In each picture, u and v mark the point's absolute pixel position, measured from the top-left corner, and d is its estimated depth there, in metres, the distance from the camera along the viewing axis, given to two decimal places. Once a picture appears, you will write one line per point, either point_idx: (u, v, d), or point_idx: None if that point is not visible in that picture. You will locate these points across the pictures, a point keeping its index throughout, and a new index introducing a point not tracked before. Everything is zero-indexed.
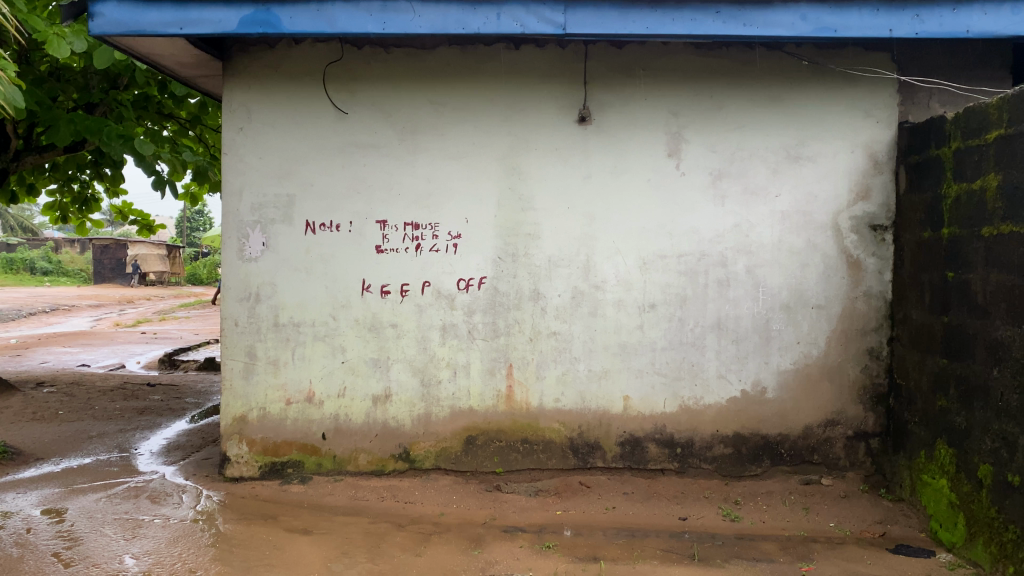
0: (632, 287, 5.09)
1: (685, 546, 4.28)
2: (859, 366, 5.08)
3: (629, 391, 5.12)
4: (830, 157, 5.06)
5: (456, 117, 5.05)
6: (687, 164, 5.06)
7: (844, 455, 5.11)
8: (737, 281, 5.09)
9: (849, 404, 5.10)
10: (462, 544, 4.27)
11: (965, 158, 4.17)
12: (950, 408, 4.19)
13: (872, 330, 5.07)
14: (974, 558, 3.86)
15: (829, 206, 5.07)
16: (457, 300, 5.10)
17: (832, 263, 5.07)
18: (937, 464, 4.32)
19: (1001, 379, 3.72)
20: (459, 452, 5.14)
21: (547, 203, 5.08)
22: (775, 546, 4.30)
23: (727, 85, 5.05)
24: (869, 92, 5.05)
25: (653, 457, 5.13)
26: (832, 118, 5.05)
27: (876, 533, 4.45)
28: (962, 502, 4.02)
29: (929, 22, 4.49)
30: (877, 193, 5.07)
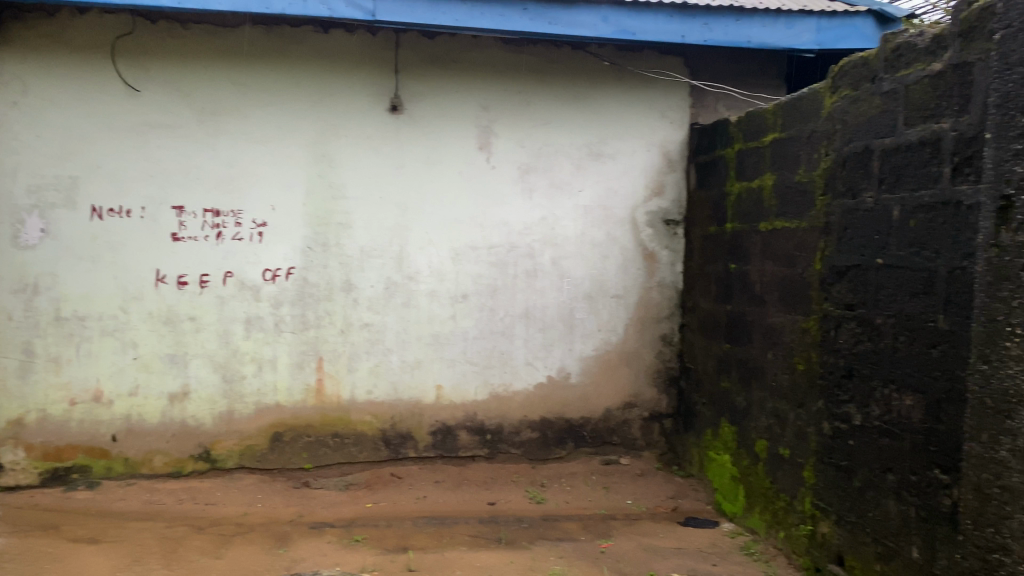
0: (444, 277, 5.12)
1: (493, 530, 4.37)
2: (654, 351, 5.41)
3: (441, 380, 5.15)
4: (629, 154, 5.34)
5: (261, 101, 4.85)
6: (497, 156, 5.15)
7: (641, 436, 5.42)
8: (544, 272, 5.25)
9: (645, 388, 5.42)
10: (267, 544, 4.13)
11: (745, 159, 4.53)
12: (732, 388, 4.55)
13: (664, 318, 5.42)
14: (752, 525, 4.23)
15: (628, 201, 5.35)
16: (262, 292, 4.91)
17: (630, 255, 5.36)
18: (721, 441, 4.68)
19: (773, 361, 4.08)
20: (265, 449, 4.96)
21: (357, 192, 4.99)
22: (577, 525, 4.50)
23: (535, 80, 5.19)
24: (665, 93, 5.36)
25: (465, 445, 5.20)
26: (632, 117, 5.32)
27: (668, 507, 4.76)
28: (742, 475, 4.39)
29: (715, 31, 4.84)
30: (671, 190, 5.41)
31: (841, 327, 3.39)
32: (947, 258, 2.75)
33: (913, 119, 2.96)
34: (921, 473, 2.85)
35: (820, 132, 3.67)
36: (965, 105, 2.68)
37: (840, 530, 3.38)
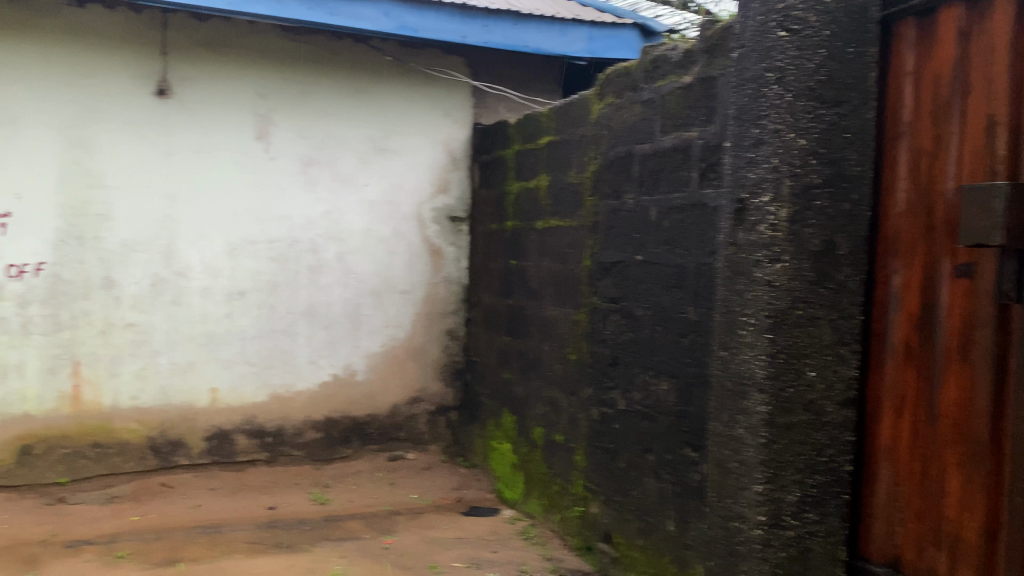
0: (219, 273, 4.87)
1: (272, 535, 4.23)
2: (439, 346, 5.47)
3: (216, 383, 4.90)
4: (413, 150, 5.35)
5: (3, 77, 4.35)
6: (276, 148, 4.98)
7: (426, 430, 5.45)
8: (327, 267, 5.14)
9: (430, 382, 5.45)
10: (11, 568, 3.73)
11: (523, 158, 4.69)
12: (513, 379, 4.69)
13: (450, 313, 5.49)
14: (530, 510, 4.41)
15: (413, 198, 5.36)
16: (6, 290, 4.42)
17: (416, 251, 5.38)
18: (503, 431, 4.82)
19: (549, 353, 4.26)
20: (12, 465, 4.47)
21: (120, 181, 4.62)
22: (361, 523, 4.46)
23: (315, 72, 5.06)
24: (448, 92, 5.43)
25: (243, 449, 4.98)
26: (415, 113, 5.34)
27: (452, 499, 4.83)
28: (522, 463, 4.55)
29: (494, 33, 4.97)
30: (455, 186, 5.48)
31: (607, 319, 3.61)
32: (695, 255, 3.00)
33: (667, 127, 3.20)
34: (675, 452, 3.10)
35: (589, 137, 3.88)
36: (710, 116, 2.95)
37: (608, 508, 3.60)
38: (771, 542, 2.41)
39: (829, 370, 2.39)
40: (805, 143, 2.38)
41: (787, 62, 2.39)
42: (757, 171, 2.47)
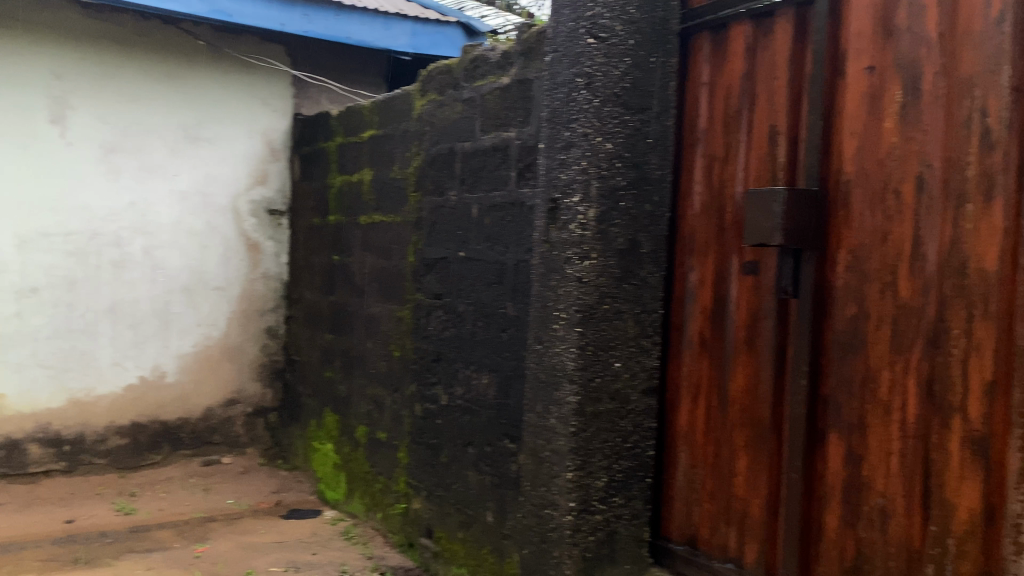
0: (7, 268, 4.45)
1: (69, 551, 3.92)
2: (258, 345, 5.26)
3: (4, 388, 4.48)
4: (228, 140, 5.12)
5: None
6: (74, 133, 4.61)
7: (244, 432, 5.23)
8: (132, 261, 4.82)
9: (248, 382, 5.24)
10: None
11: (345, 152, 4.61)
12: (336, 377, 4.61)
13: (269, 310, 5.30)
14: (352, 510, 4.36)
15: (228, 190, 5.14)
16: None
17: (231, 246, 5.16)
18: (325, 430, 4.73)
19: (373, 350, 4.21)
20: None
21: None
22: (170, 532, 4.22)
23: (119, 53, 4.73)
24: (266, 81, 5.24)
25: (36, 459, 4.58)
26: (231, 102, 5.12)
27: (271, 502, 4.67)
28: (344, 462, 4.48)
29: (314, 23, 4.85)
30: (274, 179, 5.30)
31: (430, 315, 3.62)
32: (513, 252, 3.08)
33: (487, 126, 3.26)
34: (494, 444, 3.16)
35: (412, 132, 3.88)
36: (526, 116, 3.03)
37: (429, 504, 3.62)
38: (580, 527, 2.50)
39: (634, 361, 2.55)
40: (611, 146, 2.50)
41: (595, 68, 2.50)
42: (568, 172, 2.56)
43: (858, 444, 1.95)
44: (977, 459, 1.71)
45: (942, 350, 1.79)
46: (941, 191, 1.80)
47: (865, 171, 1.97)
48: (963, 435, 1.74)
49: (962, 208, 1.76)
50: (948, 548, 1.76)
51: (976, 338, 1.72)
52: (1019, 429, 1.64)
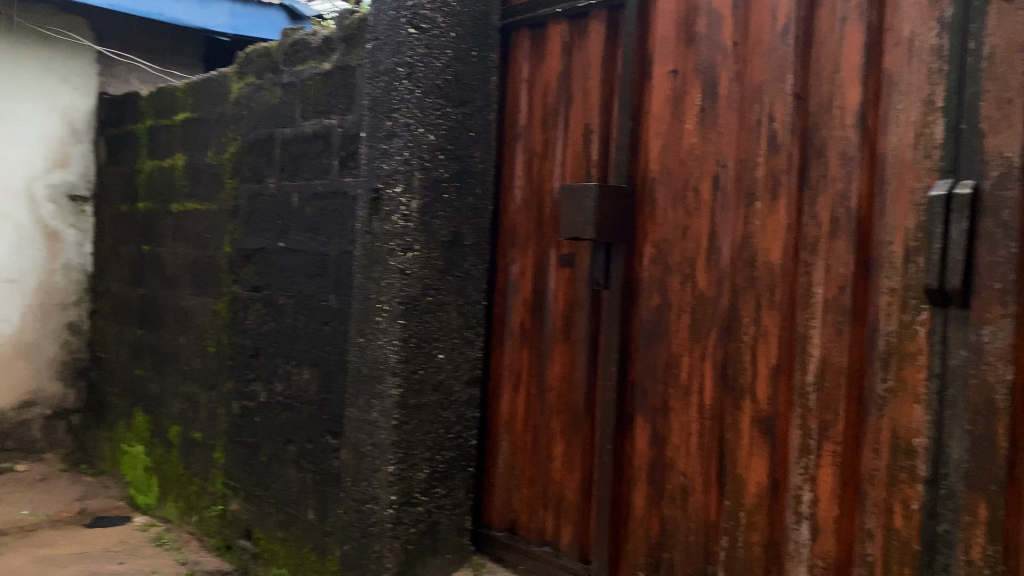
0: None
1: None
2: (58, 342, 4.85)
3: None
4: (20, 118, 4.70)
5: None
6: None
7: (42, 436, 4.81)
8: None
9: (46, 382, 4.82)
10: None
11: (156, 136, 4.34)
12: (146, 375, 4.33)
13: (71, 304, 4.90)
14: (165, 515, 4.12)
15: (21, 172, 4.72)
16: None
17: (25, 233, 4.74)
18: (134, 431, 4.44)
19: (186, 345, 4.00)
20: None
21: None
22: None
23: None
24: (66, 57, 4.83)
25: None
26: (23, 78, 4.69)
27: (73, 511, 4.32)
28: (156, 465, 4.22)
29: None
30: (76, 162, 4.91)
31: (248, 309, 3.48)
32: (335, 243, 3.01)
33: (308, 113, 3.16)
34: (315, 440, 3.09)
35: (228, 116, 3.71)
36: (349, 104, 2.96)
37: (247, 504, 3.48)
38: (402, 519, 2.46)
39: (457, 352, 2.57)
40: (434, 138, 2.48)
41: (416, 59, 2.44)
42: (390, 163, 2.47)
43: (662, 427, 2.07)
44: (764, 437, 1.85)
45: (734, 337, 1.92)
46: (735, 189, 1.93)
47: (669, 170, 2.08)
48: (752, 415, 1.87)
49: (752, 206, 1.89)
50: (740, 521, 1.90)
51: (763, 325, 1.86)
52: (799, 409, 1.79)
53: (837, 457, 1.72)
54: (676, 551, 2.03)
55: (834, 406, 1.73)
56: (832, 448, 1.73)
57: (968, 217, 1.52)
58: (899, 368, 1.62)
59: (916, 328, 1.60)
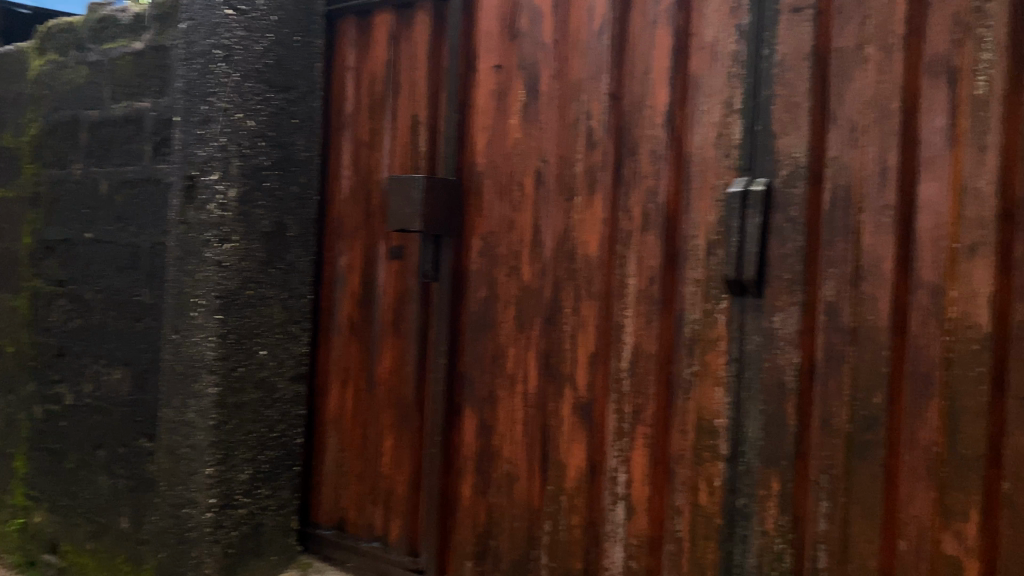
0: None
1: None
2: None
3: None
4: None
5: None
6: None
7: None
8: None
9: None
10: None
11: None
12: None
13: None
14: None
15: None
16: None
17: None
18: None
19: None
20: None
21: None
22: None
23: None
24: None
25: None
26: None
27: None
28: None
29: None
30: None
31: (51, 305, 3.21)
32: (149, 233, 2.83)
33: (118, 95, 2.96)
34: (129, 444, 2.90)
35: (26, 96, 3.39)
36: (163, 87, 2.79)
37: (53, 516, 3.22)
38: (222, 523, 2.37)
39: (281, 348, 2.48)
40: (253, 125, 2.39)
41: (234, 41, 2.35)
42: (206, 148, 2.36)
43: (488, 417, 2.09)
44: (583, 423, 1.92)
45: (556, 328, 1.97)
46: (556, 184, 1.98)
47: (494, 163, 2.10)
48: (572, 402, 1.93)
49: (572, 200, 1.95)
50: (561, 504, 1.95)
51: (582, 315, 1.92)
52: (615, 394, 1.86)
53: (648, 438, 1.80)
54: (502, 539, 2.07)
55: (646, 390, 1.81)
56: (644, 430, 1.81)
57: (761, 212, 1.64)
58: (702, 353, 1.73)
59: (717, 315, 1.71)
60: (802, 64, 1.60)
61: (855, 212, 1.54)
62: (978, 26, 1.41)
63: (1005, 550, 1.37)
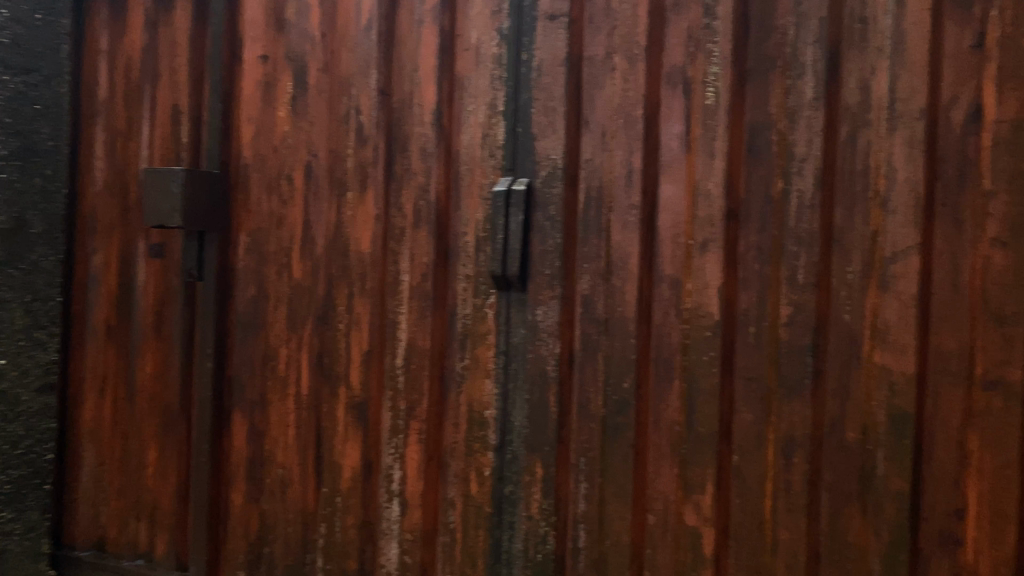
0: None
1: None
2: None
3: None
4: None
5: None
6: None
7: None
8: None
9: None
10: None
11: None
12: None
13: None
14: None
15: None
16: None
17: None
18: None
19: None
20: None
21: None
22: None
23: None
24: None
25: None
26: None
27: None
28: None
29: None
30: None
31: None
32: None
33: None
34: None
35: None
36: None
37: None
38: None
39: (24, 357, 2.25)
40: None
41: None
42: None
43: (260, 421, 2.02)
44: (357, 421, 1.90)
45: (330, 326, 1.94)
46: (327, 179, 1.94)
47: (262, 158, 2.02)
48: (346, 401, 1.91)
49: (343, 196, 1.92)
50: (337, 506, 1.92)
51: (355, 313, 1.90)
52: (390, 391, 1.86)
53: (421, 434, 1.82)
54: (275, 546, 2.00)
55: (419, 386, 1.82)
56: (417, 426, 1.82)
57: (523, 211, 1.70)
58: (472, 348, 1.77)
59: (485, 311, 1.75)
60: (557, 69, 1.68)
61: (606, 211, 1.64)
62: (707, 41, 1.55)
63: (736, 517, 1.52)
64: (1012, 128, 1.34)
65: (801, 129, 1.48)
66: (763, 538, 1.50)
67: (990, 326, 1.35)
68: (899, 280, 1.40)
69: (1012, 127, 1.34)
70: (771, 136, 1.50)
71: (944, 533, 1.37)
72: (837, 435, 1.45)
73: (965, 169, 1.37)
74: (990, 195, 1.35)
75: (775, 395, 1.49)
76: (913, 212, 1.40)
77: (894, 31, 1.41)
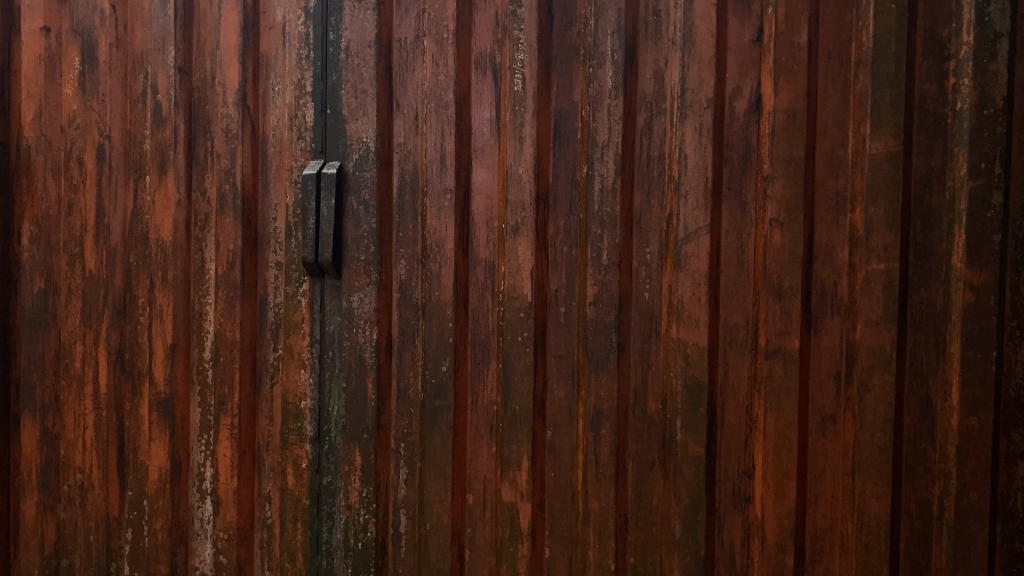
0: None
1: None
2: None
3: None
4: None
5: None
6: None
7: None
8: None
9: None
10: None
11: None
12: None
13: None
14: None
15: None
16: None
17: None
18: None
19: None
20: None
21: None
22: None
23: None
24: None
25: None
26: None
27: None
28: None
29: None
30: None
31: None
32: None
33: None
34: None
35: None
36: None
37: None
38: None
39: None
40: None
41: None
42: None
43: (54, 424, 1.86)
44: (163, 419, 1.80)
45: (130, 320, 1.82)
46: (122, 162, 1.82)
47: (47, 139, 1.85)
48: (151, 399, 1.81)
49: (141, 180, 1.80)
50: (143, 510, 1.81)
51: (157, 305, 1.80)
52: (198, 386, 1.77)
53: (233, 429, 1.75)
54: (75, 556, 1.86)
55: (230, 379, 1.75)
56: (229, 421, 1.75)
57: (335, 195, 1.66)
58: (286, 337, 1.72)
59: (299, 299, 1.71)
60: (366, 51, 1.66)
61: (420, 196, 1.64)
62: (514, 28, 1.58)
63: (550, 490, 1.58)
64: (786, 118, 1.46)
65: (602, 116, 1.54)
66: (576, 509, 1.56)
67: (771, 299, 1.47)
68: (692, 260, 1.50)
69: (787, 117, 1.46)
70: (575, 123, 1.55)
71: (735, 489, 1.49)
72: (641, 406, 1.53)
73: (748, 155, 1.48)
74: (769, 179, 1.47)
75: (584, 370, 1.56)
76: (703, 196, 1.49)
77: (684, 24, 1.50)
